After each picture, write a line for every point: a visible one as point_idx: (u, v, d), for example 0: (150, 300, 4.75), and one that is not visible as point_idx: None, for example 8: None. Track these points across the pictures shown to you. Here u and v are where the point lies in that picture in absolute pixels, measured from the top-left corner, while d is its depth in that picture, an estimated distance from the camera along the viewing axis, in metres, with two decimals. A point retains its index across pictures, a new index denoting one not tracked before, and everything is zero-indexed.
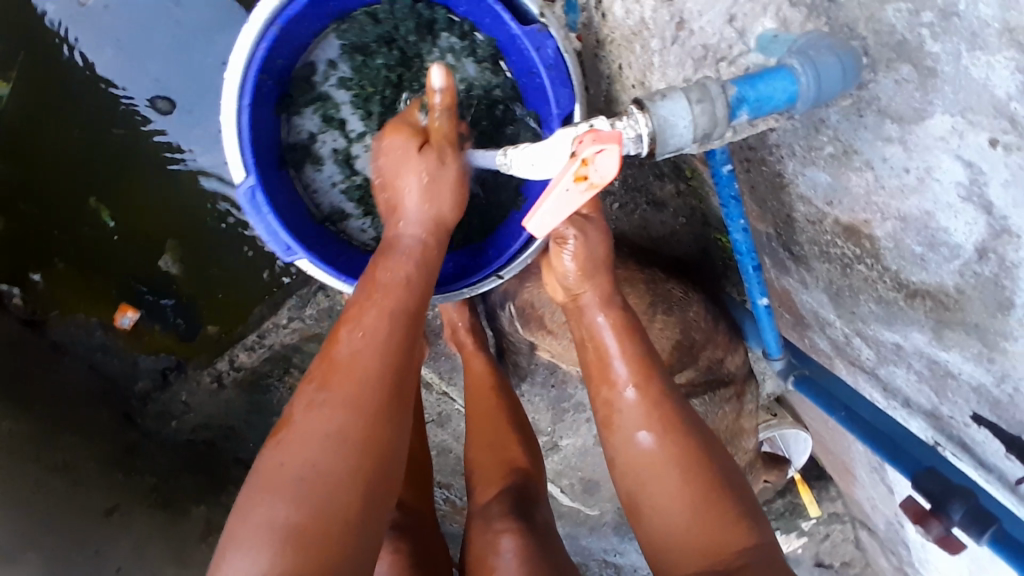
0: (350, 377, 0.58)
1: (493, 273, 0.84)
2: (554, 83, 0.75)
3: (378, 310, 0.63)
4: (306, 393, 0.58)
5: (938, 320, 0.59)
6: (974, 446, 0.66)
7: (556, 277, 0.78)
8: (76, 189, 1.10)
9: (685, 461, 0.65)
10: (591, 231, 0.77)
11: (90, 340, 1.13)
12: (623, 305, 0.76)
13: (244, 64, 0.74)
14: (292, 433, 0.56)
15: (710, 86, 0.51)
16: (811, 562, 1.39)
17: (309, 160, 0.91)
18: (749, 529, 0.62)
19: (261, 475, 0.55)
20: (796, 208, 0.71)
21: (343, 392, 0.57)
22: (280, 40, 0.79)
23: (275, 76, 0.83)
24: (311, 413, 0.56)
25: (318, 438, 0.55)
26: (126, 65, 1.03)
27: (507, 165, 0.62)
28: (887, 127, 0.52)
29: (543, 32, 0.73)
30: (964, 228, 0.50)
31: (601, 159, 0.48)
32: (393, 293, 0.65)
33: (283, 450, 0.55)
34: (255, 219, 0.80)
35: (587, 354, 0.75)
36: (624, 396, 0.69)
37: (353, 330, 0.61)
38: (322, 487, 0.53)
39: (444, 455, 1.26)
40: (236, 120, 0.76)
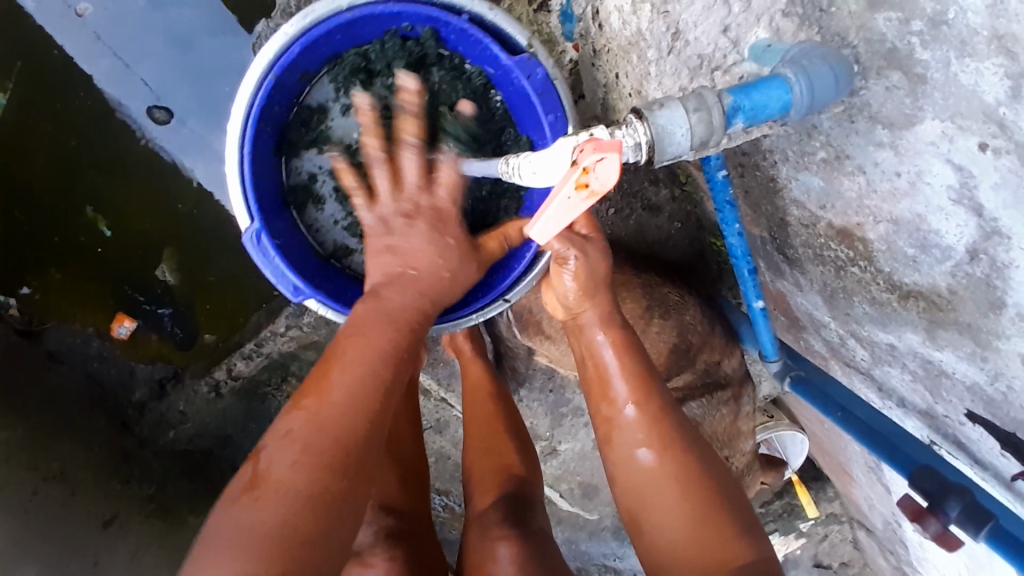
0: (342, 433, 0.54)
1: (499, 297, 0.86)
2: (545, 107, 0.77)
3: (371, 361, 0.60)
4: (288, 445, 0.53)
5: (931, 320, 0.60)
6: (968, 444, 0.67)
7: (557, 296, 0.78)
8: (73, 196, 1.10)
9: (684, 476, 0.65)
10: (591, 251, 0.75)
11: (86, 351, 1.12)
12: (623, 321, 0.77)
13: (245, 114, 0.77)
14: (273, 490, 0.50)
15: (706, 95, 0.51)
16: (809, 563, 1.40)
17: (311, 200, 0.91)
18: (748, 545, 0.60)
19: (231, 537, 0.48)
20: (789, 212, 0.72)
21: (334, 450, 0.53)
22: (277, 87, 0.80)
23: (274, 123, 0.84)
24: (300, 467, 0.51)
25: (305, 497, 0.50)
26: (123, 76, 1.03)
27: (511, 173, 0.63)
28: (878, 132, 0.53)
29: (532, 60, 0.76)
30: (955, 230, 0.51)
31: (602, 167, 0.48)
32: (388, 348, 0.63)
33: (260, 512, 0.49)
34: (264, 266, 0.80)
35: (587, 373, 0.77)
36: (624, 413, 0.70)
37: (350, 381, 0.58)
38: (301, 549, 0.48)
39: (443, 461, 1.26)
40: (239, 166, 0.78)
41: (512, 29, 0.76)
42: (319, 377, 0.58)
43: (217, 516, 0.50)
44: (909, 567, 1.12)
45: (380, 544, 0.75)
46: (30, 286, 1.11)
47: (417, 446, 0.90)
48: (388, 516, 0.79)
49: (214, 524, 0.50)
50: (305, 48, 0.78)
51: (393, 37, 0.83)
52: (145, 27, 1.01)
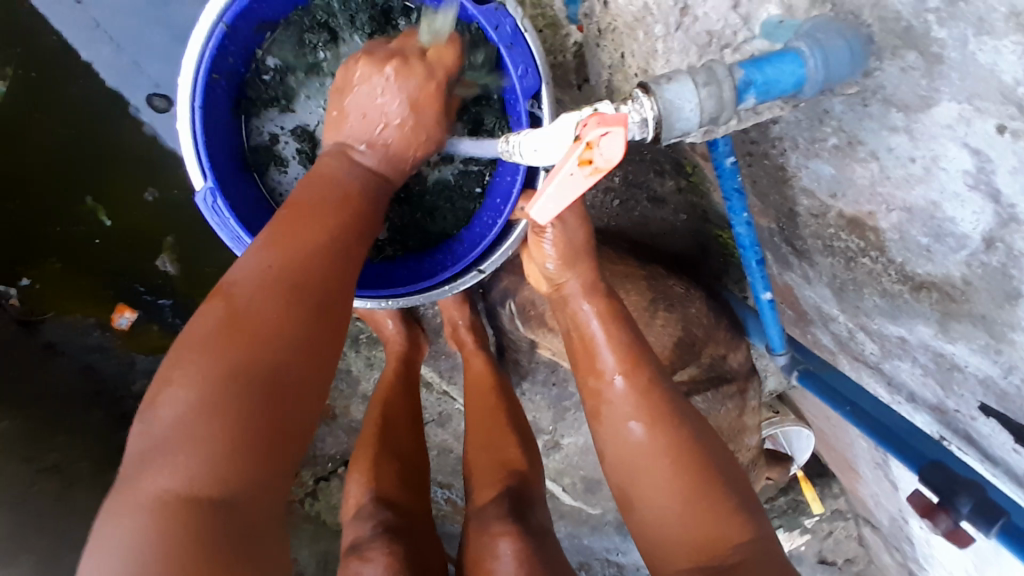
0: (311, 274, 0.55)
1: (474, 268, 0.84)
2: (516, 60, 0.72)
3: (337, 219, 0.61)
4: (264, 283, 0.53)
5: (943, 311, 0.59)
6: (980, 439, 0.66)
7: (537, 265, 0.77)
8: (74, 187, 1.09)
9: (675, 453, 0.63)
10: (569, 215, 0.74)
11: (87, 341, 1.10)
12: (608, 291, 0.77)
13: (194, 70, 0.75)
14: (252, 322, 0.51)
15: (717, 69, 0.50)
16: (814, 560, 1.38)
17: (273, 162, 0.90)
18: (742, 524, 0.59)
19: (210, 366, 0.48)
20: (799, 201, 0.70)
21: (309, 291, 0.54)
22: (230, 38, 0.78)
23: (229, 78, 0.82)
24: (279, 304, 0.52)
25: (286, 333, 0.51)
26: (122, 63, 1.02)
27: (511, 152, 0.61)
28: (893, 116, 0.51)
29: (501, 9, 0.70)
30: (971, 218, 0.50)
31: (606, 142, 0.46)
32: (355, 213, 0.63)
33: (241, 342, 0.49)
34: (221, 229, 0.79)
35: (573, 343, 0.76)
36: (612, 384, 0.69)
37: (318, 233, 0.58)
38: (286, 377, 0.50)
39: (444, 455, 1.25)
40: (189, 122, 0.76)
41: None
42: (282, 223, 0.58)
43: (185, 347, 0.50)
44: (915, 564, 1.11)
45: (379, 538, 0.75)
46: (28, 278, 1.09)
47: (416, 442, 0.89)
48: (386, 509, 0.78)
49: (185, 355, 0.49)
50: None
51: None
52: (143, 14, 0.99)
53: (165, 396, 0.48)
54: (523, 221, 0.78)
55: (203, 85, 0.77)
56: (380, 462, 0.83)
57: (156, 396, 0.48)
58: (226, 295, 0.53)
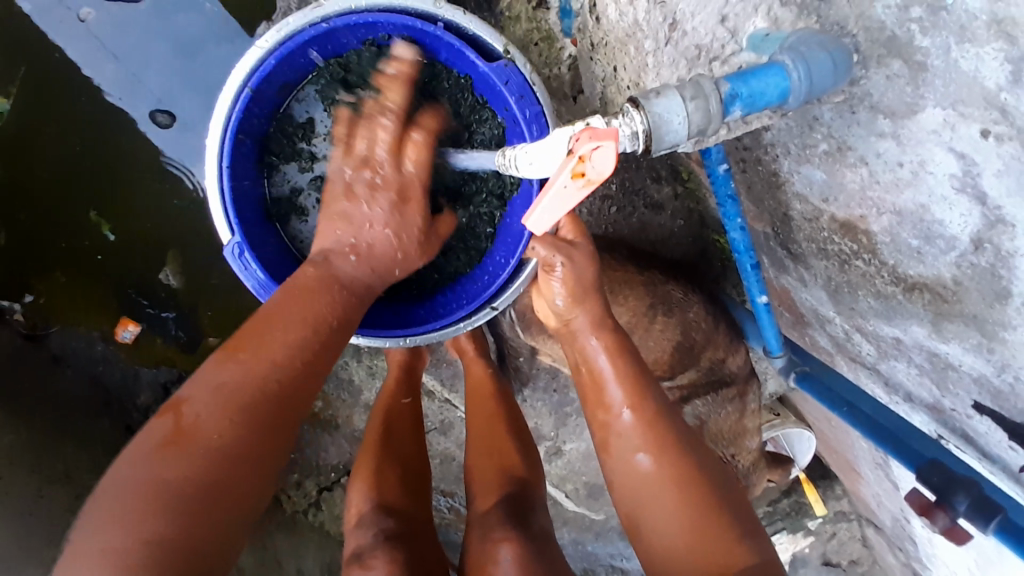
0: (259, 395, 0.56)
1: (487, 304, 0.85)
2: (527, 111, 0.77)
3: (302, 331, 0.62)
4: (213, 400, 0.55)
5: (936, 312, 0.60)
6: (976, 438, 0.66)
7: (546, 301, 0.79)
8: (77, 202, 1.10)
9: (682, 479, 0.65)
10: (578, 257, 0.76)
11: (92, 354, 1.11)
12: (615, 325, 0.77)
13: (219, 134, 0.78)
14: (189, 443, 0.52)
15: (703, 83, 0.51)
16: (818, 562, 1.38)
17: (294, 212, 0.91)
18: (748, 547, 0.60)
19: (140, 486, 0.50)
20: (792, 206, 0.72)
21: (252, 411, 0.55)
22: (253, 103, 0.80)
23: (253, 135, 0.84)
24: (221, 427, 0.54)
25: (221, 462, 0.53)
26: (126, 80, 1.04)
27: (507, 165, 0.62)
28: (880, 122, 0.52)
29: (511, 66, 0.76)
30: (960, 220, 0.51)
31: (598, 156, 0.48)
32: (323, 324, 0.64)
33: (176, 464, 0.51)
34: (245, 276, 0.80)
35: (582, 378, 0.76)
36: (620, 418, 0.70)
37: (277, 350, 0.59)
38: (208, 509, 0.51)
39: (447, 463, 1.26)
40: (218, 177, 0.79)
41: (489, 35, 0.76)
42: (250, 336, 0.60)
43: (130, 457, 0.52)
44: (918, 564, 1.11)
45: (381, 546, 0.74)
46: (30, 295, 1.09)
47: (417, 447, 0.90)
48: (388, 518, 0.78)
49: (127, 470, 0.51)
50: (280, 59, 0.77)
51: (370, 47, 0.84)
52: (146, 31, 1.01)
53: (99, 507, 0.50)
54: (533, 261, 0.81)
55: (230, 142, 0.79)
56: (382, 471, 0.83)
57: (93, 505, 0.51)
58: (177, 407, 0.55)
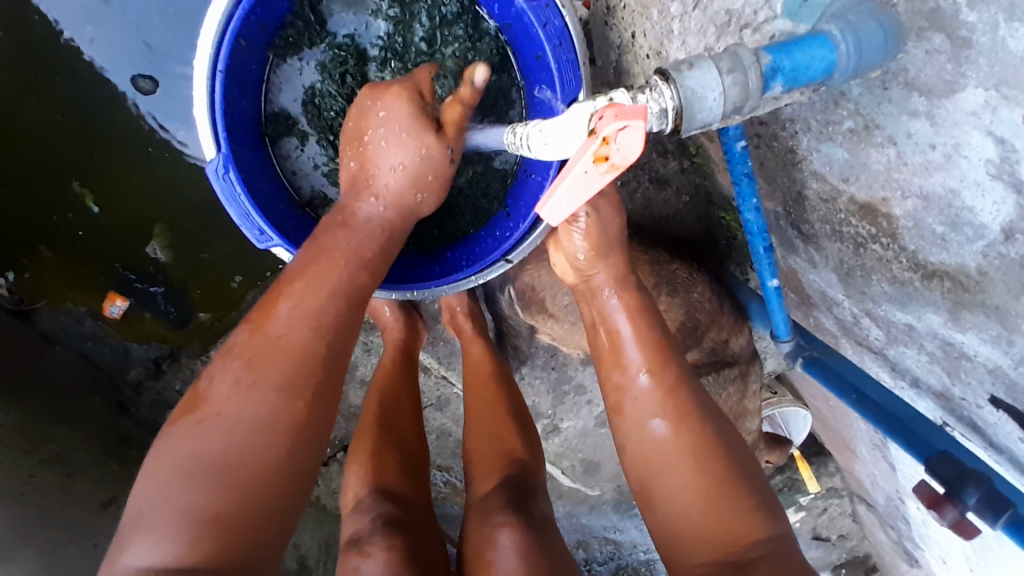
0: (277, 354, 0.55)
1: (501, 258, 0.81)
2: (560, 60, 0.72)
3: (315, 281, 0.60)
4: (231, 368, 0.55)
5: (955, 301, 0.58)
6: (984, 427, 0.65)
7: (566, 256, 0.75)
8: (58, 172, 1.05)
9: (699, 452, 0.63)
10: (604, 207, 0.73)
11: (80, 330, 1.09)
12: (638, 285, 0.75)
13: (217, 32, 0.70)
14: (219, 420, 0.53)
15: (742, 54, 0.48)
16: (808, 536, 1.40)
17: (291, 133, 0.87)
18: (764, 521, 0.60)
19: (175, 456, 0.52)
20: (808, 185, 0.69)
21: (275, 386, 0.54)
22: (260, 7, 0.74)
23: (255, 42, 0.78)
24: (239, 394, 0.54)
25: (245, 425, 0.52)
26: (107, 40, 0.98)
27: (518, 146, 0.59)
28: (914, 100, 0.49)
29: (551, 7, 0.68)
30: (991, 208, 0.48)
31: (624, 136, 0.45)
32: (336, 275, 0.61)
33: (201, 431, 0.52)
34: (229, 202, 0.75)
35: (599, 340, 0.74)
36: (636, 381, 0.68)
37: (292, 309, 0.58)
38: (245, 467, 0.51)
39: (444, 438, 1.24)
40: (208, 88, 0.71)
41: None
42: (265, 299, 0.60)
43: (167, 429, 0.54)
44: (910, 543, 1.12)
45: (378, 532, 0.72)
46: (12, 273, 1.06)
47: (418, 428, 0.89)
48: (388, 502, 0.77)
49: (164, 446, 0.53)
50: None
51: None
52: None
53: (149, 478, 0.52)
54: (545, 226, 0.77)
55: (228, 48, 0.73)
56: (380, 454, 0.82)
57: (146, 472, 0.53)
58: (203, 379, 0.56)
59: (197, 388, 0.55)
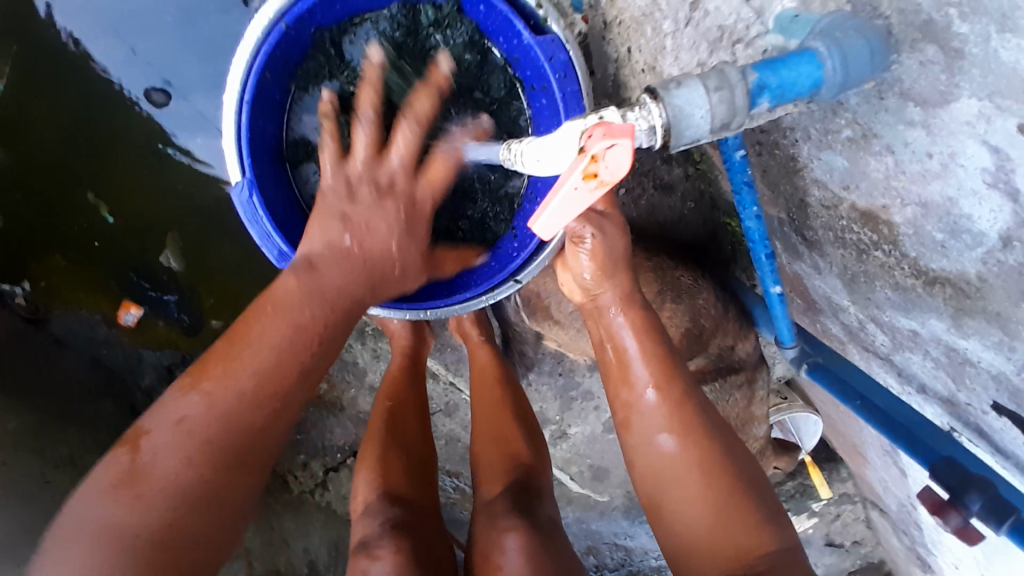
0: (235, 369, 0.58)
1: (510, 278, 0.82)
2: (566, 93, 0.73)
3: (271, 346, 0.60)
4: (196, 375, 0.58)
5: (957, 307, 0.58)
6: (990, 433, 0.65)
7: (572, 276, 0.76)
8: (74, 183, 1.08)
9: (705, 464, 0.63)
10: (609, 228, 0.74)
11: (94, 336, 1.11)
12: (643, 303, 0.75)
13: (247, 66, 0.74)
14: (172, 423, 0.55)
15: (729, 74, 0.48)
16: (821, 542, 1.39)
17: (309, 158, 0.88)
18: (772, 532, 0.60)
19: (130, 453, 0.54)
20: (810, 192, 0.69)
21: (225, 400, 0.57)
22: (286, 40, 0.77)
23: (277, 74, 0.80)
24: (181, 428, 0.55)
25: (193, 431, 0.55)
26: (122, 56, 1.01)
27: (513, 160, 0.61)
28: (910, 110, 0.50)
29: (557, 42, 0.71)
30: (988, 216, 0.49)
31: (612, 154, 0.46)
32: (300, 309, 0.62)
33: (129, 502, 0.52)
34: (251, 223, 0.77)
35: (606, 355, 0.75)
36: (643, 398, 0.68)
37: (258, 332, 0.60)
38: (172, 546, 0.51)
39: (453, 444, 1.25)
40: (236, 114, 0.75)
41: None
42: (217, 358, 0.59)
43: (91, 488, 0.53)
44: (923, 549, 1.11)
45: (386, 536, 0.73)
46: (29, 282, 1.09)
47: (426, 438, 0.90)
48: (395, 506, 0.78)
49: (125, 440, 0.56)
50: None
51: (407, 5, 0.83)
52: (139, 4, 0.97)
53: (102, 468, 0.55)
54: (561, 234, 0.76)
55: (254, 81, 0.76)
56: (388, 462, 0.83)
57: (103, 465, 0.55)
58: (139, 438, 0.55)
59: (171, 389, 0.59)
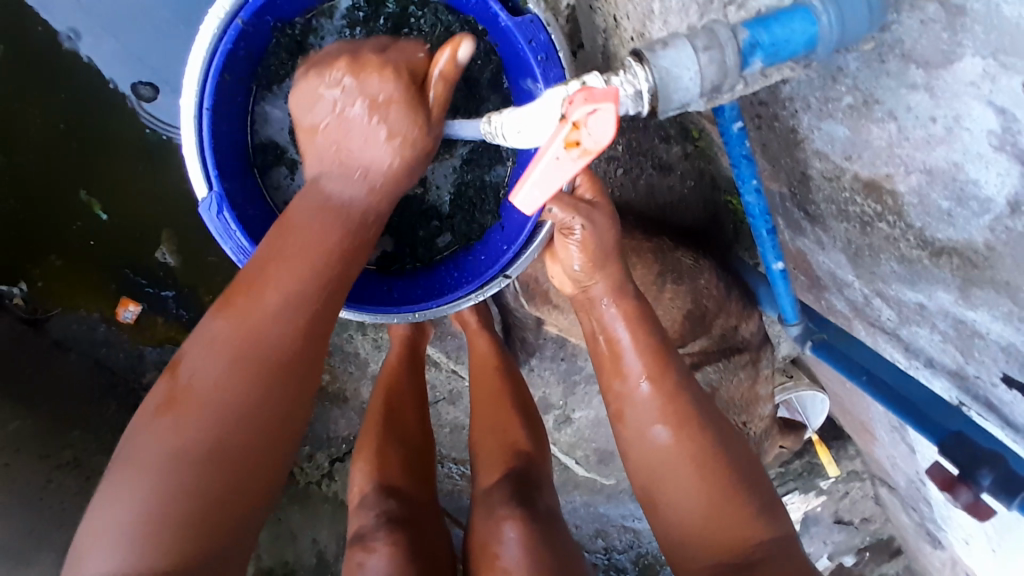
0: (254, 334, 0.54)
1: (499, 273, 0.79)
2: (549, 75, 0.70)
3: (285, 310, 0.56)
4: (205, 350, 0.53)
5: (965, 278, 0.56)
6: (1000, 407, 0.64)
7: (562, 266, 0.74)
8: (64, 183, 1.07)
9: (700, 456, 0.63)
10: (599, 218, 0.70)
11: (93, 337, 1.09)
12: (636, 292, 0.73)
13: (203, 65, 0.70)
14: (189, 405, 0.51)
15: (719, 31, 0.47)
16: (830, 520, 1.38)
17: (279, 161, 0.86)
18: (764, 522, 0.60)
19: (150, 448, 0.50)
20: (811, 164, 0.67)
21: (251, 370, 0.53)
22: (244, 38, 0.74)
23: (238, 75, 0.77)
24: (211, 397, 0.51)
25: (216, 408, 0.51)
26: (107, 49, 1.00)
27: (494, 134, 0.58)
28: (911, 72, 0.48)
29: (535, 22, 0.68)
30: (996, 180, 0.47)
31: (595, 120, 0.44)
32: (315, 256, 0.59)
33: (182, 422, 0.50)
34: (224, 239, 0.75)
35: (600, 348, 0.73)
36: (637, 389, 0.67)
37: (270, 289, 0.56)
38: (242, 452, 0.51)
39: (457, 432, 1.25)
40: (196, 123, 0.72)
41: None
42: (226, 329, 0.54)
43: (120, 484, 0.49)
44: (932, 524, 1.10)
45: (382, 528, 0.74)
46: (25, 283, 1.07)
47: (423, 425, 0.89)
48: (391, 499, 0.77)
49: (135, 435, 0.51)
50: None
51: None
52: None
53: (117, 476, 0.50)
54: (547, 225, 0.75)
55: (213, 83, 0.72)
56: (386, 452, 0.82)
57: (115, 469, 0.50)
58: (176, 368, 0.53)
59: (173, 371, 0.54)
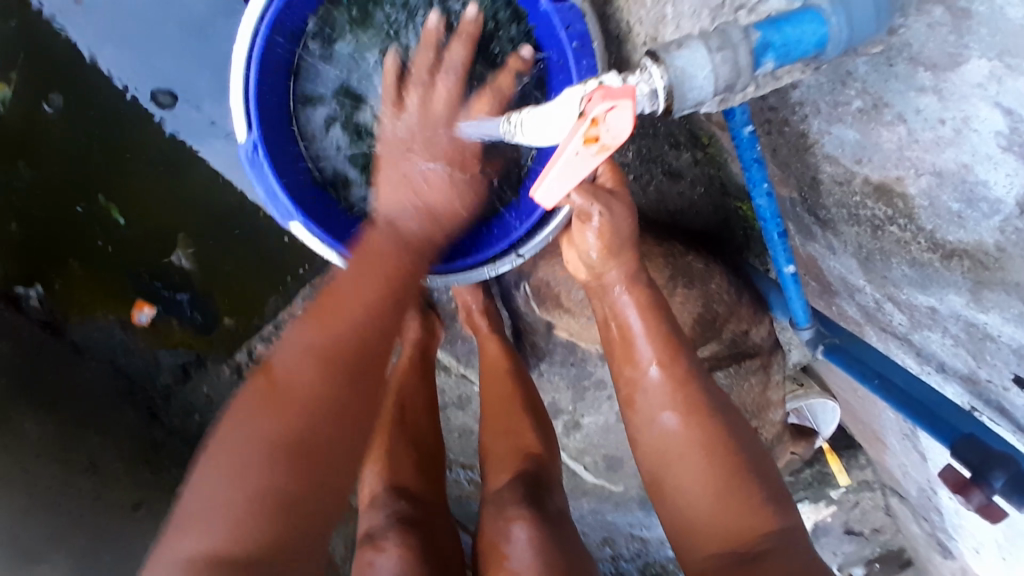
0: (341, 332, 0.61)
1: (512, 250, 0.79)
2: (581, 63, 0.70)
3: (366, 304, 0.64)
4: (300, 345, 0.59)
5: (976, 280, 0.56)
6: (1013, 410, 0.64)
7: (578, 253, 0.74)
8: (84, 187, 1.09)
9: (707, 445, 0.62)
10: (617, 206, 0.71)
11: (111, 340, 1.11)
12: (650, 282, 0.74)
13: (258, 23, 0.72)
14: (285, 388, 0.56)
15: (731, 32, 0.48)
16: (839, 530, 1.37)
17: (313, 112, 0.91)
18: (774, 512, 0.59)
19: (255, 421, 0.54)
20: (821, 169, 0.68)
21: (342, 357, 0.59)
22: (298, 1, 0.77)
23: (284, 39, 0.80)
24: (306, 371, 0.57)
25: (310, 391, 0.56)
26: (127, 57, 1.02)
27: (513, 132, 0.60)
28: (920, 76, 0.50)
29: (575, 9, 0.69)
30: (1005, 180, 0.48)
31: (613, 116, 0.45)
32: (386, 271, 0.68)
33: (279, 406, 0.55)
34: (258, 182, 0.77)
35: (612, 334, 0.74)
36: (648, 374, 0.68)
37: (355, 295, 0.64)
38: (325, 466, 0.54)
39: (467, 437, 1.25)
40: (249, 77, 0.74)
41: None
42: (317, 314, 0.62)
43: (233, 443, 0.53)
44: (944, 534, 1.09)
45: (393, 529, 0.74)
46: (42, 285, 1.08)
47: (435, 426, 0.90)
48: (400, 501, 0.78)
49: (241, 410, 0.56)
50: None
51: None
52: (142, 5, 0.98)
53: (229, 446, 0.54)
54: (566, 209, 0.74)
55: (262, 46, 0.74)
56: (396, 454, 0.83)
57: (225, 447, 0.54)
58: (269, 368, 0.59)
59: (266, 366, 0.60)
